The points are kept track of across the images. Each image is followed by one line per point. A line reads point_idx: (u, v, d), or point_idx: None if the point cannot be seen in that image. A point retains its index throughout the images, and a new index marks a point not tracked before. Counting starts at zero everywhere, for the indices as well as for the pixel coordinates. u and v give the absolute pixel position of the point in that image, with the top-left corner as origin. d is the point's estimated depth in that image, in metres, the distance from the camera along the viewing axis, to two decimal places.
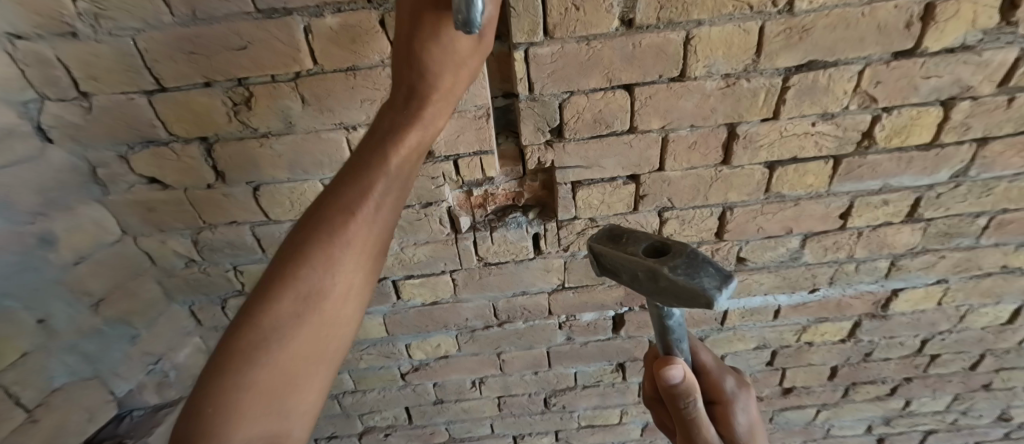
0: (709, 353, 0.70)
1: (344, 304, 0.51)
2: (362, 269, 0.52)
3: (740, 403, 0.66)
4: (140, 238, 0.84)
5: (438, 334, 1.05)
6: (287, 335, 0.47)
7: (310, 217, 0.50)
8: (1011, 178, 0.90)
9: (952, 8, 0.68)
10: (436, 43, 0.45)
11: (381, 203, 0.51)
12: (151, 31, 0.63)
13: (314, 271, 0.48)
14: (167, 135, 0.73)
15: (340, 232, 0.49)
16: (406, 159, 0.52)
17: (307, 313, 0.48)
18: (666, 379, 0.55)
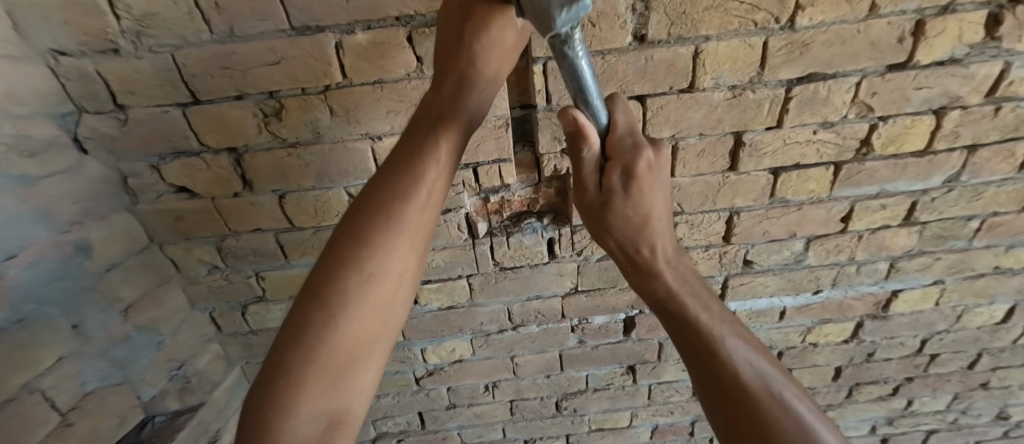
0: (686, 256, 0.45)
1: (398, 285, 0.56)
2: (414, 252, 0.57)
3: None
4: (166, 246, 0.85)
5: (453, 339, 1.08)
6: (350, 312, 0.53)
7: (363, 205, 0.56)
8: (1000, 183, 0.95)
9: (941, 25, 0.73)
10: (482, 42, 0.52)
11: (432, 189, 0.57)
12: (189, 47, 0.63)
13: (373, 254, 0.54)
14: (198, 146, 0.73)
15: (394, 216, 0.55)
16: (451, 148, 0.58)
17: (367, 292, 0.54)
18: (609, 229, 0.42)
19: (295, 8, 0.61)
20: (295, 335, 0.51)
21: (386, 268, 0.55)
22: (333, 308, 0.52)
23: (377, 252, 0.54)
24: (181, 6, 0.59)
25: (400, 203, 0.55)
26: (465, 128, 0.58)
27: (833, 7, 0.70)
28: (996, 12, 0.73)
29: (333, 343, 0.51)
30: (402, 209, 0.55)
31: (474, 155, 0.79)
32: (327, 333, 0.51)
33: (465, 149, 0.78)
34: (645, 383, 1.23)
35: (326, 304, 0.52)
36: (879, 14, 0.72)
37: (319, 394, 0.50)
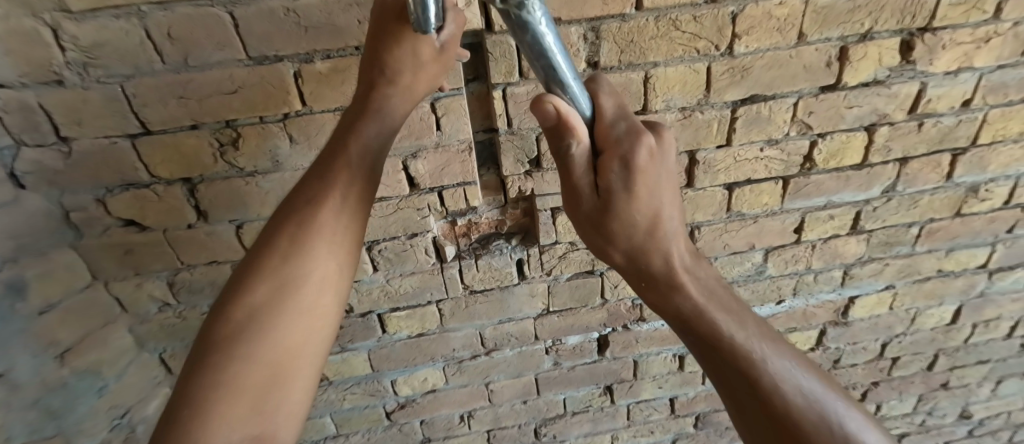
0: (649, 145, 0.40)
1: (322, 293, 0.52)
2: (337, 256, 0.53)
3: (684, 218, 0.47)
4: (112, 283, 0.80)
5: (425, 368, 1.05)
6: (265, 326, 0.47)
7: (279, 215, 0.53)
8: (931, 192, 1.02)
9: (862, 51, 0.81)
10: (399, 47, 0.51)
11: (351, 188, 0.54)
12: (142, 77, 0.62)
13: (289, 260, 0.50)
14: (149, 177, 0.71)
15: (312, 219, 0.52)
16: (369, 153, 0.56)
17: (286, 304, 0.49)
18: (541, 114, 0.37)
19: (254, 38, 0.62)
20: (200, 360, 0.45)
21: (306, 275, 0.51)
22: (246, 324, 0.47)
23: (294, 259, 0.51)
24: (134, 38, 0.59)
25: (313, 209, 0.52)
26: (389, 126, 0.56)
27: (767, 35, 0.76)
28: (908, 39, 0.82)
29: (246, 363, 0.45)
30: (320, 210, 0.52)
31: (439, 178, 0.80)
32: (240, 353, 0.45)
33: (429, 173, 0.79)
34: (623, 403, 1.23)
35: (236, 322, 0.47)
36: (807, 41, 0.79)
37: (234, 424, 0.42)
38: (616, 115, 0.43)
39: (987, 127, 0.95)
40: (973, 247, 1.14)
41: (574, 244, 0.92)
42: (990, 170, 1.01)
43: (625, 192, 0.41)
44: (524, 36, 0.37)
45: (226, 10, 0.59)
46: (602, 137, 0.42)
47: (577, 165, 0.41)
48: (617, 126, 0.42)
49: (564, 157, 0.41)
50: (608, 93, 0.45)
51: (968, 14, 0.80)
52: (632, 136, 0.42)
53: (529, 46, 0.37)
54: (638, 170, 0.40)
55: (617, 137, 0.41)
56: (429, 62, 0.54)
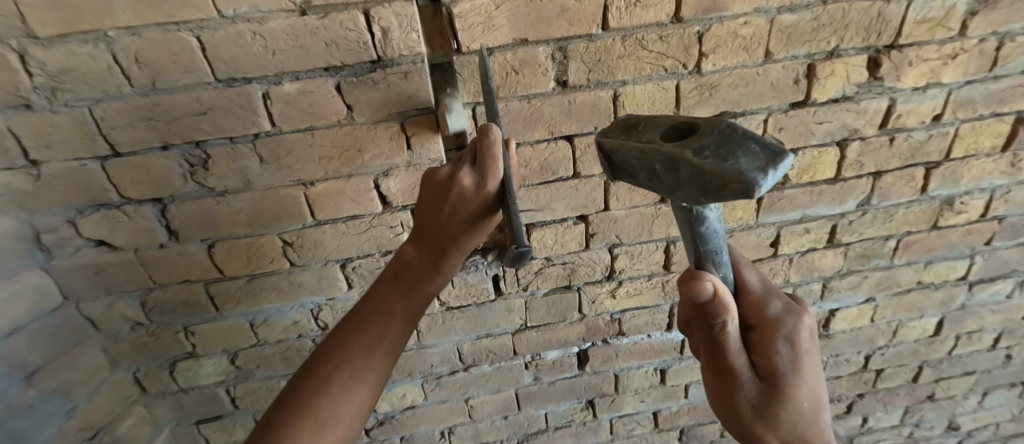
0: (754, 273, 0.60)
1: (363, 404, 0.65)
2: (381, 373, 0.67)
3: (789, 326, 0.55)
4: (84, 303, 0.81)
5: (403, 384, 1.05)
6: (331, 417, 0.61)
7: (348, 330, 0.67)
8: (906, 205, 1.03)
9: (829, 68, 0.82)
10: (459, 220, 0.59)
11: (409, 312, 0.68)
12: (110, 101, 0.63)
13: (355, 370, 0.64)
14: (120, 198, 0.71)
15: (381, 341, 0.66)
16: (425, 294, 0.68)
17: (335, 411, 0.62)
18: (696, 293, 0.46)
19: (221, 61, 0.63)
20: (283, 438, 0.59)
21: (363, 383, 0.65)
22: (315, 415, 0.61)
23: (358, 368, 0.65)
24: (101, 62, 0.60)
25: (378, 332, 0.66)
26: (442, 273, 0.67)
27: (733, 53, 0.78)
28: (875, 56, 0.83)
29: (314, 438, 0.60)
30: (385, 333, 0.66)
31: (411, 197, 0.80)
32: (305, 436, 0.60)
33: (401, 192, 0.79)
34: (606, 417, 1.22)
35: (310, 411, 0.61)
36: (774, 59, 0.80)
37: None
38: (764, 292, 0.59)
39: (958, 141, 0.96)
40: (951, 259, 1.15)
41: (549, 260, 0.93)
42: (964, 184, 1.02)
43: (790, 369, 0.54)
44: (699, 226, 0.49)
45: (193, 34, 0.60)
46: (758, 312, 0.57)
47: (731, 345, 0.52)
48: (772, 304, 0.57)
49: (720, 332, 0.50)
50: (749, 267, 0.61)
51: (933, 31, 0.81)
52: (787, 312, 0.57)
53: (698, 236, 0.50)
54: (797, 344, 0.55)
55: (773, 314, 0.56)
56: (482, 228, 0.61)
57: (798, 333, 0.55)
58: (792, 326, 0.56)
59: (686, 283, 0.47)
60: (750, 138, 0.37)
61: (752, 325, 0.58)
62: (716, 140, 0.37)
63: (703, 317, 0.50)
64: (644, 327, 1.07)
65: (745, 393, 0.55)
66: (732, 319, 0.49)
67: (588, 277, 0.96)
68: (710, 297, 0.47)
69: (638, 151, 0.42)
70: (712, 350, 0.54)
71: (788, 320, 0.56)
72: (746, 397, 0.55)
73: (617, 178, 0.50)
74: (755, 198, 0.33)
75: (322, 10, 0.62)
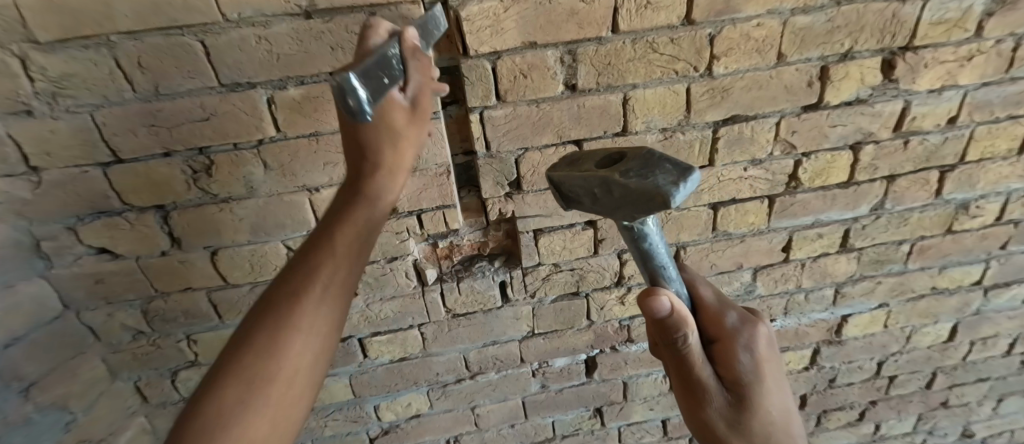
0: (709, 286, 0.60)
1: (298, 378, 0.54)
2: (319, 335, 0.56)
3: (744, 337, 0.55)
4: (85, 312, 0.79)
5: (408, 393, 1.03)
6: (257, 395, 0.50)
7: (261, 308, 0.56)
8: (921, 209, 1.01)
9: (843, 71, 0.81)
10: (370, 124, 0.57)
11: (339, 273, 0.59)
12: (112, 107, 0.62)
13: (277, 339, 0.53)
14: (121, 205, 0.70)
15: (306, 300, 0.56)
16: (354, 241, 0.60)
17: (264, 388, 0.50)
18: (652, 310, 0.46)
19: (225, 65, 0.61)
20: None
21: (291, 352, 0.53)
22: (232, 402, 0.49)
23: (281, 335, 0.53)
24: (104, 68, 0.59)
25: (298, 293, 0.56)
26: (375, 211, 0.61)
27: (745, 56, 0.76)
28: (890, 58, 0.81)
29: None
30: (310, 291, 0.56)
31: (417, 203, 0.79)
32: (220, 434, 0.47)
33: (406, 198, 0.78)
34: (614, 426, 1.20)
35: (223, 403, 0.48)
36: (787, 61, 0.78)
37: None
38: (719, 305, 0.59)
39: (974, 144, 0.94)
40: (966, 264, 1.12)
41: (557, 266, 0.91)
42: (980, 187, 1.00)
43: (752, 377, 0.54)
44: (642, 242, 0.49)
45: (197, 38, 0.59)
46: (715, 325, 0.57)
47: (695, 358, 0.51)
48: (728, 316, 0.57)
49: (682, 346, 0.50)
50: (703, 282, 0.62)
51: (949, 33, 0.80)
52: (743, 323, 0.57)
53: (643, 252, 0.50)
54: (756, 353, 0.55)
55: (729, 325, 0.56)
56: (407, 123, 0.60)
57: (755, 342, 0.55)
58: (750, 336, 0.56)
59: (642, 301, 0.46)
60: (665, 159, 0.41)
61: (710, 338, 0.57)
62: (638, 164, 0.42)
63: (665, 331, 0.49)
64: None
65: (715, 405, 0.54)
66: (691, 331, 0.49)
67: (597, 283, 0.95)
68: (667, 312, 0.46)
69: (578, 179, 0.45)
70: (676, 365, 0.53)
71: (745, 330, 0.56)
72: (716, 411, 0.54)
73: (567, 208, 0.52)
74: (674, 206, 0.37)
75: (328, 14, 0.61)
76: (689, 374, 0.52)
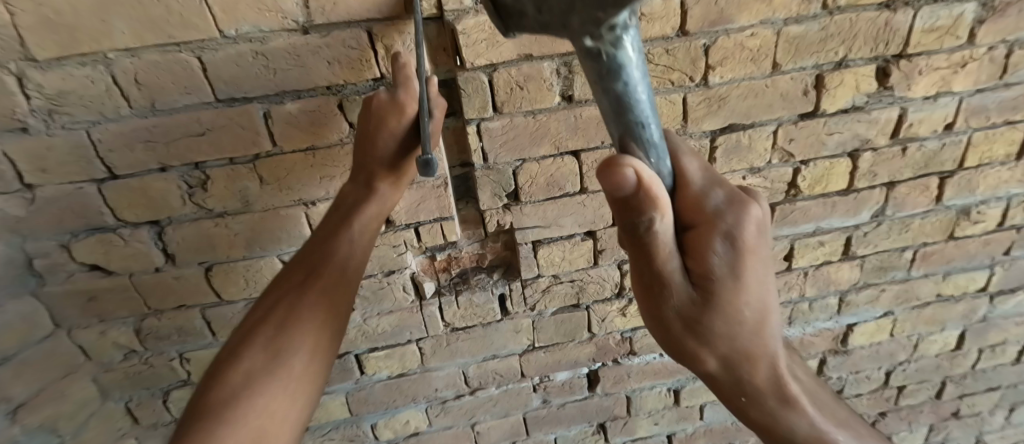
0: (696, 159, 0.49)
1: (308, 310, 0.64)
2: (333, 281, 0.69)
3: (726, 222, 0.45)
4: (76, 331, 0.78)
5: (406, 410, 1.01)
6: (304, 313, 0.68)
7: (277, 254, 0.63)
8: (922, 215, 1.01)
9: (838, 78, 0.81)
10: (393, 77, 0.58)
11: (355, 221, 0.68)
12: (108, 123, 0.62)
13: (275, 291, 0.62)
14: (116, 221, 0.70)
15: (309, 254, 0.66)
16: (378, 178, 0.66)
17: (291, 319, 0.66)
18: (618, 183, 0.35)
19: (222, 81, 0.62)
20: (203, 402, 0.61)
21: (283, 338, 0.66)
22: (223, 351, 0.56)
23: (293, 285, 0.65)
24: (101, 84, 0.59)
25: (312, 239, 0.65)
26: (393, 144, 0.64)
27: (740, 65, 0.76)
28: (884, 66, 0.82)
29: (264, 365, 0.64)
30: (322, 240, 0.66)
31: (415, 215, 0.78)
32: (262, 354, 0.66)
33: (404, 209, 0.77)
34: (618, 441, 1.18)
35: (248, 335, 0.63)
36: (782, 70, 0.79)
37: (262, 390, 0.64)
38: (706, 182, 0.48)
39: (972, 150, 0.93)
40: (971, 271, 1.11)
41: (557, 277, 0.90)
42: (980, 192, 0.99)
43: (728, 271, 0.45)
44: (614, 81, 0.34)
45: (194, 54, 0.60)
46: (694, 209, 0.46)
47: (663, 247, 0.42)
48: (710, 196, 0.46)
49: (645, 232, 0.40)
50: (688, 155, 0.50)
51: (941, 40, 0.80)
52: (728, 204, 0.47)
53: (616, 97, 0.35)
54: (739, 241, 0.46)
55: (712, 206, 0.46)
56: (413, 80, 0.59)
57: (740, 227, 0.45)
58: (735, 222, 0.46)
59: (603, 171, 0.35)
60: None
61: (687, 224, 0.47)
62: None
63: (625, 213, 0.39)
64: (656, 345, 1.03)
65: (674, 303, 0.46)
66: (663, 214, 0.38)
67: (598, 295, 0.94)
68: (636, 188, 0.35)
69: None
70: (635, 256, 0.43)
71: (735, 211, 0.46)
72: (674, 310, 0.47)
73: None
74: None
75: (324, 29, 0.61)
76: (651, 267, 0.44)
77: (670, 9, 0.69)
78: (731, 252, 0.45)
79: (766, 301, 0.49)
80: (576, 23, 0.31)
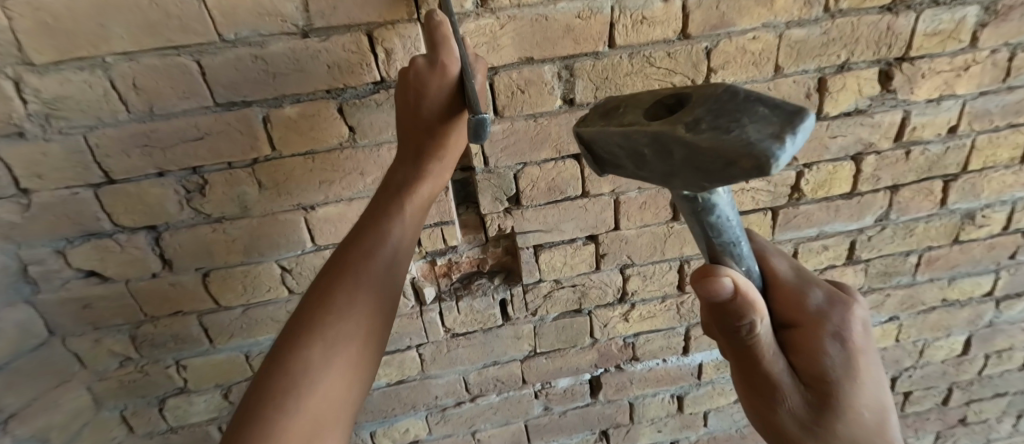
0: (785, 261, 0.57)
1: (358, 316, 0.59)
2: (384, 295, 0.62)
3: (831, 320, 0.51)
4: (69, 338, 0.77)
5: (406, 418, 1.00)
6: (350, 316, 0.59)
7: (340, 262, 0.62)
8: (926, 219, 1.00)
9: (840, 82, 0.80)
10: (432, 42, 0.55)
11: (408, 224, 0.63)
12: (105, 128, 0.61)
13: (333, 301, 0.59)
14: (112, 227, 0.69)
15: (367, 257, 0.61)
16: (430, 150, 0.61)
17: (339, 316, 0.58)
18: (714, 291, 0.40)
19: (220, 85, 0.61)
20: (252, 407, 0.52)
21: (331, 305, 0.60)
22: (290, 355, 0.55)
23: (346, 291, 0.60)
24: (98, 89, 0.59)
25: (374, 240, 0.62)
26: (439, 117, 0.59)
27: (742, 69, 0.76)
28: (886, 69, 0.81)
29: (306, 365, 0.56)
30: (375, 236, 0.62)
31: None
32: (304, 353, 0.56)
33: None
34: None
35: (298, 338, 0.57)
36: (784, 74, 0.78)
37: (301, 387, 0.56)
38: (800, 283, 0.55)
39: (976, 153, 0.93)
40: (976, 275, 1.10)
41: (558, 283, 0.89)
42: (984, 196, 0.98)
43: (843, 372, 0.49)
44: (708, 216, 0.41)
45: (193, 58, 0.59)
46: (797, 309, 0.53)
47: (765, 351, 0.47)
48: (810, 297, 0.53)
49: (748, 334, 0.45)
50: (776, 256, 0.58)
51: (944, 44, 0.80)
52: (829, 304, 0.53)
53: (709, 229, 0.42)
54: (847, 340, 0.50)
55: (813, 307, 0.52)
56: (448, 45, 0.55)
57: (845, 325, 0.51)
58: (839, 321, 0.51)
59: (700, 281, 0.41)
60: None
61: (789, 323, 0.54)
62: None
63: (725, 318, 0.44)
64: (658, 352, 1.02)
65: (790, 404, 0.49)
66: (761, 317, 0.44)
67: (599, 300, 0.93)
68: (732, 294, 0.41)
69: None
70: (744, 358, 0.49)
71: (837, 311, 0.52)
72: (792, 410, 0.50)
73: None
74: None
75: (324, 33, 0.61)
76: (757, 368, 0.48)
77: (671, 12, 0.68)
78: (843, 351, 0.50)
79: (883, 400, 0.51)
80: (679, 181, 0.35)
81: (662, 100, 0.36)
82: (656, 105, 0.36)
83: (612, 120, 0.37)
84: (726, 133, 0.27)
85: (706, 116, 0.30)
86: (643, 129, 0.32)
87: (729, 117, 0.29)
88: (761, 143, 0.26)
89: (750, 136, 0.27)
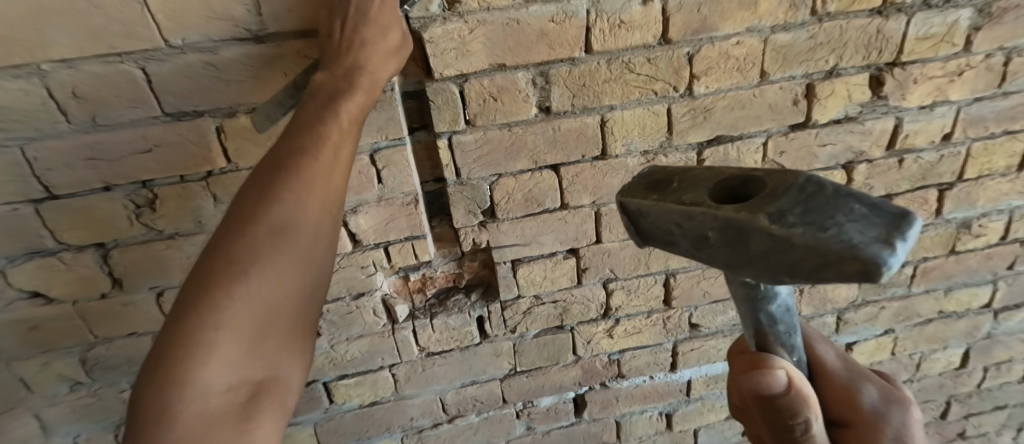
0: (830, 348, 0.56)
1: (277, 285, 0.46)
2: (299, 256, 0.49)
3: (891, 422, 0.50)
4: (15, 363, 0.73)
5: (381, 440, 0.96)
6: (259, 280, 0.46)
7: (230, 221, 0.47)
8: (921, 229, 0.96)
9: (829, 88, 0.77)
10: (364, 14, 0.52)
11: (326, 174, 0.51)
12: (45, 140, 0.58)
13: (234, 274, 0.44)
14: (57, 244, 0.65)
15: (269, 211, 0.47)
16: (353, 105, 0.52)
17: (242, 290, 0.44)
18: (768, 387, 0.41)
19: (169, 93, 0.58)
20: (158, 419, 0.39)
21: (258, 294, 0.45)
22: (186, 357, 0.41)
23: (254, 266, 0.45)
24: (35, 98, 0.55)
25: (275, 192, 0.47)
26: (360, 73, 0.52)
27: (726, 75, 0.72)
28: (877, 74, 0.78)
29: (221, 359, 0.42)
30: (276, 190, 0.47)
31: (384, 234, 0.74)
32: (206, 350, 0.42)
33: (374, 228, 0.73)
34: None
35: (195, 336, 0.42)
36: (770, 80, 0.75)
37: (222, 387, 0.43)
38: (848, 374, 0.54)
39: (971, 161, 0.89)
40: (973, 286, 1.07)
41: (538, 298, 0.85)
42: (981, 205, 0.95)
43: None
44: (767, 305, 0.42)
45: (138, 65, 0.55)
46: (850, 407, 0.52)
47: None
48: (865, 394, 0.52)
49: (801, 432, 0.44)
50: (821, 342, 0.57)
51: (936, 48, 0.76)
52: (885, 404, 0.52)
53: (764, 320, 0.43)
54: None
55: (868, 406, 0.52)
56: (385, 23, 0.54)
57: (902, 428, 0.50)
58: (897, 422, 0.51)
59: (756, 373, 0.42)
60: None
61: (844, 420, 0.53)
62: None
63: (776, 415, 0.44)
64: (645, 368, 0.98)
65: None
66: (815, 414, 0.43)
67: (582, 316, 0.89)
68: (785, 390, 0.42)
69: None
70: None
71: (893, 411, 0.52)
72: None
73: None
74: None
75: (279, 38, 0.57)
76: None
77: (649, 16, 0.65)
78: None
79: None
80: (750, 271, 0.34)
81: (725, 182, 0.34)
82: (719, 185, 0.34)
83: (668, 196, 0.35)
84: (822, 230, 0.26)
85: (792, 206, 0.28)
86: (714, 213, 0.31)
87: (821, 211, 0.27)
88: (869, 246, 0.25)
89: (853, 237, 0.25)
